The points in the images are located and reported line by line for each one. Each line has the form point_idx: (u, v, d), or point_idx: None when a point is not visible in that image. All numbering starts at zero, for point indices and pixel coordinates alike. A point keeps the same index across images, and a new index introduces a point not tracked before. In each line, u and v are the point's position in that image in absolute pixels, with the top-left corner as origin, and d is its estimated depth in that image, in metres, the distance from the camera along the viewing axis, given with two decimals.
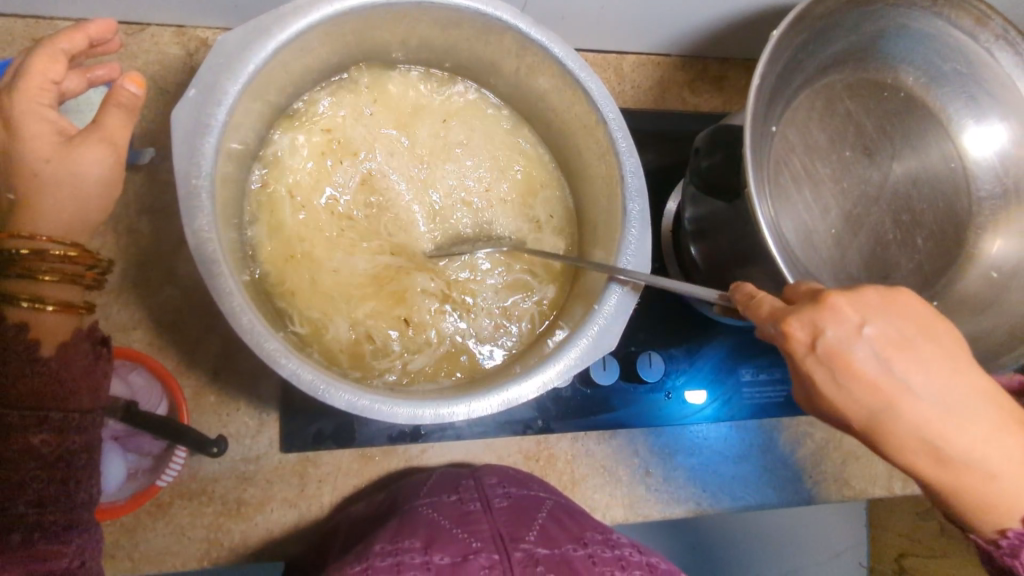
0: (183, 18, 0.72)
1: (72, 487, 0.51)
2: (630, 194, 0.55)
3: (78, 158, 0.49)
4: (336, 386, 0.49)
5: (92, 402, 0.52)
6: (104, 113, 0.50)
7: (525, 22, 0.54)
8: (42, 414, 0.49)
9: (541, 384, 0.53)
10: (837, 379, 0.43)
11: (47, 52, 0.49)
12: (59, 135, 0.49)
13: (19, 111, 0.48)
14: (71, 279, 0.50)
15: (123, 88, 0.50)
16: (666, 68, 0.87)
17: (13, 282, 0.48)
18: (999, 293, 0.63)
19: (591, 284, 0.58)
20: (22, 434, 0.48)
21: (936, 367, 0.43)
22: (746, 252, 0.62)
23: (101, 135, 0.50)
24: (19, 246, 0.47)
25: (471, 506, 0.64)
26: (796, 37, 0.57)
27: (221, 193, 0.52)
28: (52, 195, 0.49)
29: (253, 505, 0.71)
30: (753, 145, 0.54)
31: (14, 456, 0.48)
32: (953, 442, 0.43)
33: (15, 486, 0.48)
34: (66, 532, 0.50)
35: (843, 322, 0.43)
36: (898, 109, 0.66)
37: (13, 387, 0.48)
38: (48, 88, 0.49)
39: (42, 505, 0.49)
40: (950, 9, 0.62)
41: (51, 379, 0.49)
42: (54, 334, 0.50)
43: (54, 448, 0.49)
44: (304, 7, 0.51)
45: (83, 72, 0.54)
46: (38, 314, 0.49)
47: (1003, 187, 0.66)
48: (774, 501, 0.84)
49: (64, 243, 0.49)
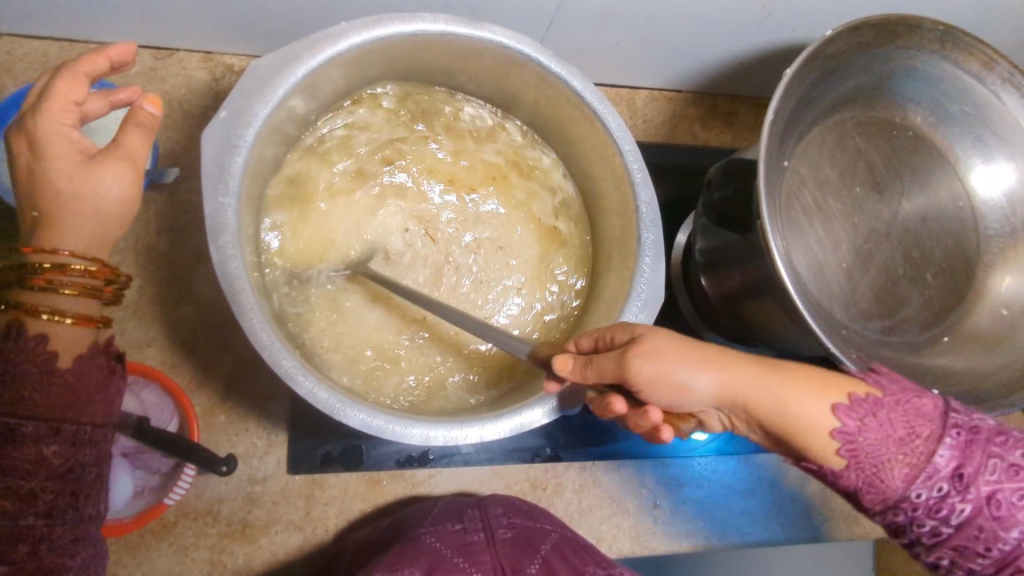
0: (212, 44, 0.75)
1: (81, 500, 0.49)
2: (646, 224, 0.57)
3: (100, 176, 0.49)
4: (352, 406, 0.49)
5: (104, 416, 0.51)
6: (123, 132, 0.51)
7: (547, 56, 0.56)
8: (56, 425, 0.47)
9: (550, 410, 0.53)
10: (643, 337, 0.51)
11: (69, 75, 0.50)
12: (80, 155, 0.49)
13: (42, 130, 0.48)
14: (89, 293, 0.50)
15: (143, 109, 0.51)
16: (678, 103, 0.89)
17: (35, 295, 0.48)
18: (1012, 331, 0.61)
19: (604, 312, 0.59)
20: (34, 443, 0.46)
21: None
22: (759, 285, 0.65)
23: (122, 153, 0.50)
24: (42, 260, 0.48)
25: (474, 536, 0.65)
26: (808, 75, 0.58)
27: (247, 210, 0.53)
28: (72, 212, 0.48)
29: (258, 526, 0.71)
30: (766, 179, 0.55)
31: (22, 467, 0.46)
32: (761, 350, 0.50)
33: (24, 498, 0.46)
34: (72, 546, 0.48)
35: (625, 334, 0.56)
36: (906, 148, 0.66)
37: (27, 398, 0.47)
38: (70, 109, 0.50)
39: (51, 516, 0.47)
40: (957, 52, 0.61)
41: (68, 391, 0.48)
42: (71, 347, 0.49)
43: (66, 460, 0.48)
44: (334, 36, 0.52)
45: (106, 96, 0.52)
46: (59, 327, 0.48)
47: (1011, 226, 0.65)
48: (782, 537, 0.83)
49: (86, 258, 0.49)
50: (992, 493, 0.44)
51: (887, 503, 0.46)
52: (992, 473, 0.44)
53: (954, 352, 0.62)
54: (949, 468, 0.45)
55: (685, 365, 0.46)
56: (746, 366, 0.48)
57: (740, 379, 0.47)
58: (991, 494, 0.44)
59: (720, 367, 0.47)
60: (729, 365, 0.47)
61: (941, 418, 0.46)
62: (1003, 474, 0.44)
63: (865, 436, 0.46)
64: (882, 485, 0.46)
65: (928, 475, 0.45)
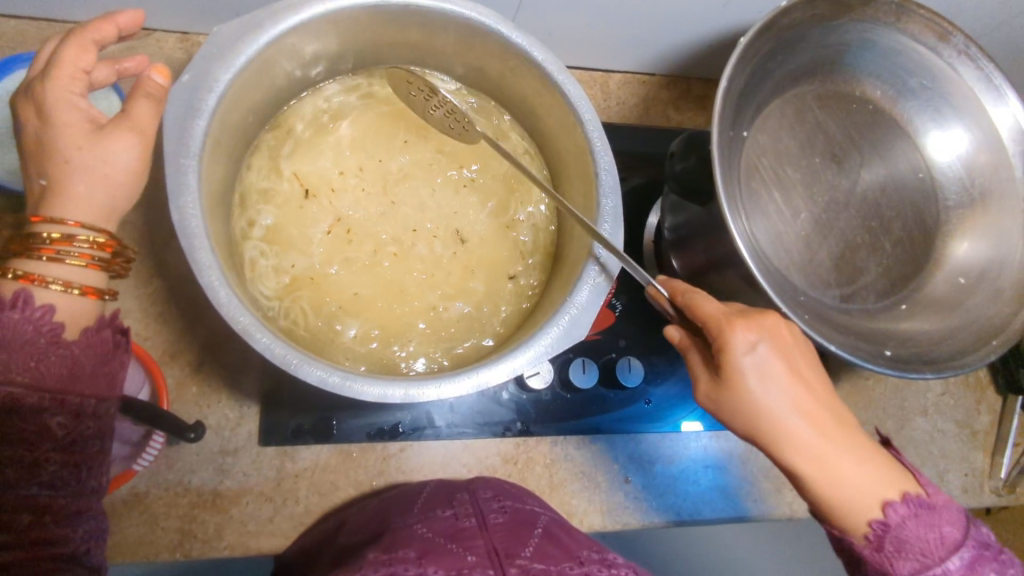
0: (189, 25, 0.76)
1: (83, 472, 0.48)
2: (604, 191, 0.58)
3: (108, 146, 0.50)
4: (309, 362, 0.50)
5: (108, 389, 0.50)
6: (133, 103, 0.51)
7: (507, 27, 0.57)
8: (62, 396, 0.46)
9: (510, 371, 0.53)
10: (762, 373, 0.52)
11: (78, 42, 0.51)
12: (89, 124, 0.50)
13: (49, 98, 0.49)
14: (98, 264, 0.49)
15: (151, 79, 0.52)
16: (651, 87, 0.91)
17: (41, 265, 0.47)
18: (966, 296, 0.63)
19: (566, 279, 0.60)
20: (39, 413, 0.46)
21: (790, 388, 0.53)
22: (722, 257, 0.65)
23: (130, 123, 0.51)
24: (51, 230, 0.47)
25: (466, 522, 0.59)
26: (764, 46, 0.59)
27: (208, 174, 0.53)
28: (82, 180, 0.49)
29: (229, 497, 0.71)
30: (720, 145, 0.56)
31: (26, 436, 0.45)
32: (840, 426, 0.54)
33: (28, 467, 0.45)
34: (74, 518, 0.47)
35: (742, 338, 0.52)
36: (867, 121, 0.67)
37: (32, 366, 0.45)
38: (79, 76, 0.51)
39: (54, 487, 0.46)
40: (911, 25, 0.63)
41: (70, 362, 0.47)
42: (77, 318, 0.49)
43: (70, 431, 0.47)
44: (295, 5, 0.54)
45: (111, 65, 0.55)
46: (66, 298, 0.48)
47: (970, 195, 0.67)
48: (754, 513, 0.84)
49: (95, 229, 0.49)
50: None
51: None
52: None
53: (915, 318, 0.62)
54: None
55: (780, 391, 0.52)
56: (818, 431, 0.53)
57: (810, 443, 0.53)
58: None
59: (809, 426, 0.53)
60: (819, 423, 0.53)
61: (964, 530, 0.53)
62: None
63: (898, 526, 0.52)
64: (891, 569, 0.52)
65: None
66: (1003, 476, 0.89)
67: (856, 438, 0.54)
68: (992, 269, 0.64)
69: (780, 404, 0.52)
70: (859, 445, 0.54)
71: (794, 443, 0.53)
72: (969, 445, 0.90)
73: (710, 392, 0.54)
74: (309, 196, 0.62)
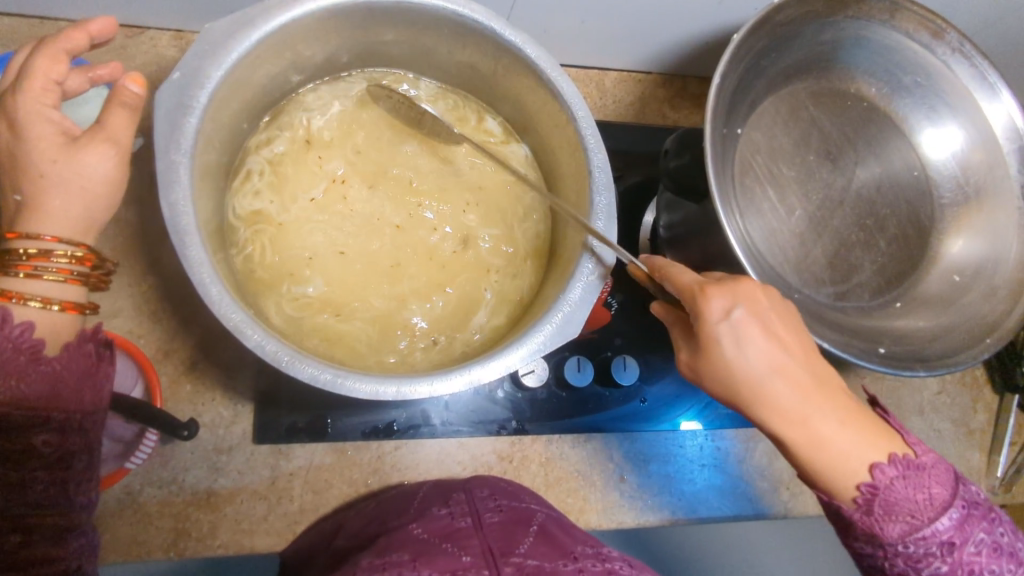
0: (183, 22, 0.76)
1: (72, 488, 0.48)
2: (597, 188, 0.57)
3: (83, 159, 0.48)
4: (300, 359, 0.50)
5: (93, 404, 0.49)
6: (108, 113, 0.50)
7: (500, 24, 0.57)
8: (45, 414, 0.46)
9: (503, 369, 0.53)
10: (738, 339, 0.51)
11: (48, 53, 0.49)
12: (62, 136, 0.49)
13: (23, 112, 0.48)
14: (79, 279, 0.49)
15: (127, 88, 0.50)
16: (647, 84, 0.91)
17: (19, 283, 0.46)
18: (960, 293, 0.63)
19: (560, 277, 0.60)
20: (25, 432, 0.45)
21: (770, 352, 0.51)
22: (716, 254, 0.65)
23: (105, 133, 0.49)
24: (27, 247, 0.46)
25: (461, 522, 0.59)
26: (758, 43, 0.58)
27: (200, 173, 0.53)
28: (59, 196, 0.48)
29: (223, 496, 0.71)
30: (714, 142, 0.56)
31: (12, 455, 0.44)
32: (825, 388, 0.52)
33: (16, 487, 0.45)
34: (65, 534, 0.47)
35: (716, 306, 0.51)
36: (862, 119, 0.67)
37: (12, 385, 0.44)
38: (51, 88, 0.49)
39: (42, 506, 0.46)
40: (904, 22, 0.63)
41: (52, 379, 0.46)
42: (57, 334, 0.48)
43: (57, 448, 0.46)
44: (287, 2, 0.54)
45: (84, 73, 0.52)
46: (46, 314, 0.47)
47: (964, 193, 0.67)
48: (750, 512, 0.84)
49: (74, 243, 0.48)
50: (969, 561, 0.51)
51: (873, 540, 0.52)
52: (977, 547, 0.51)
53: (910, 316, 0.62)
54: (945, 537, 0.50)
55: (758, 355, 0.51)
56: (800, 395, 0.52)
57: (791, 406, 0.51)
58: (969, 562, 0.51)
59: (790, 390, 0.52)
60: (802, 386, 0.52)
61: (953, 488, 0.52)
62: (984, 549, 0.51)
63: (887, 487, 0.51)
64: (881, 531, 0.51)
65: (926, 537, 0.50)
66: (1000, 475, 0.89)
67: (842, 401, 0.53)
68: (987, 266, 0.64)
69: (759, 369, 0.51)
70: (846, 407, 0.52)
71: (775, 408, 0.51)
72: (967, 443, 0.90)
73: (690, 362, 0.54)
74: (309, 146, 0.63)
